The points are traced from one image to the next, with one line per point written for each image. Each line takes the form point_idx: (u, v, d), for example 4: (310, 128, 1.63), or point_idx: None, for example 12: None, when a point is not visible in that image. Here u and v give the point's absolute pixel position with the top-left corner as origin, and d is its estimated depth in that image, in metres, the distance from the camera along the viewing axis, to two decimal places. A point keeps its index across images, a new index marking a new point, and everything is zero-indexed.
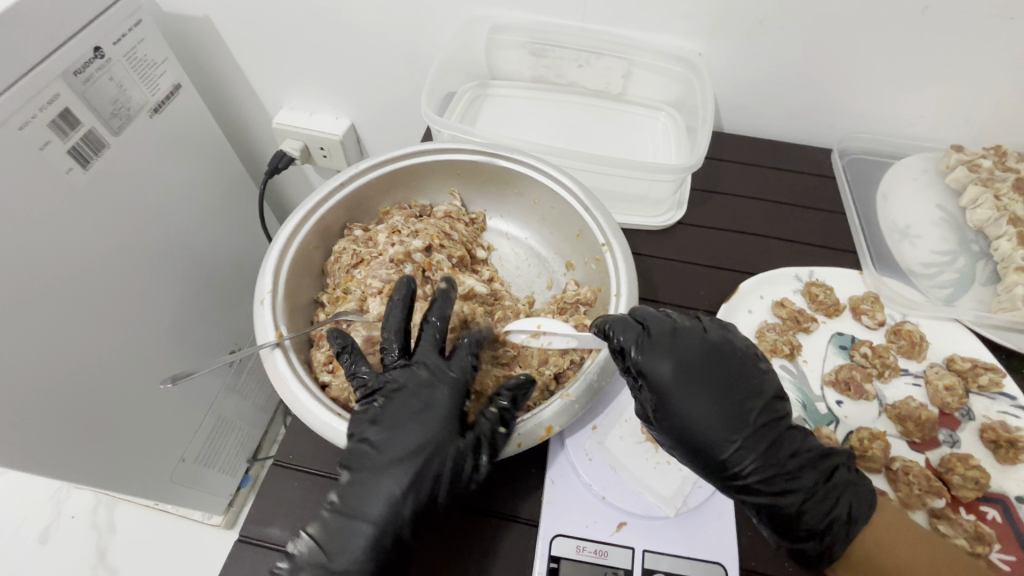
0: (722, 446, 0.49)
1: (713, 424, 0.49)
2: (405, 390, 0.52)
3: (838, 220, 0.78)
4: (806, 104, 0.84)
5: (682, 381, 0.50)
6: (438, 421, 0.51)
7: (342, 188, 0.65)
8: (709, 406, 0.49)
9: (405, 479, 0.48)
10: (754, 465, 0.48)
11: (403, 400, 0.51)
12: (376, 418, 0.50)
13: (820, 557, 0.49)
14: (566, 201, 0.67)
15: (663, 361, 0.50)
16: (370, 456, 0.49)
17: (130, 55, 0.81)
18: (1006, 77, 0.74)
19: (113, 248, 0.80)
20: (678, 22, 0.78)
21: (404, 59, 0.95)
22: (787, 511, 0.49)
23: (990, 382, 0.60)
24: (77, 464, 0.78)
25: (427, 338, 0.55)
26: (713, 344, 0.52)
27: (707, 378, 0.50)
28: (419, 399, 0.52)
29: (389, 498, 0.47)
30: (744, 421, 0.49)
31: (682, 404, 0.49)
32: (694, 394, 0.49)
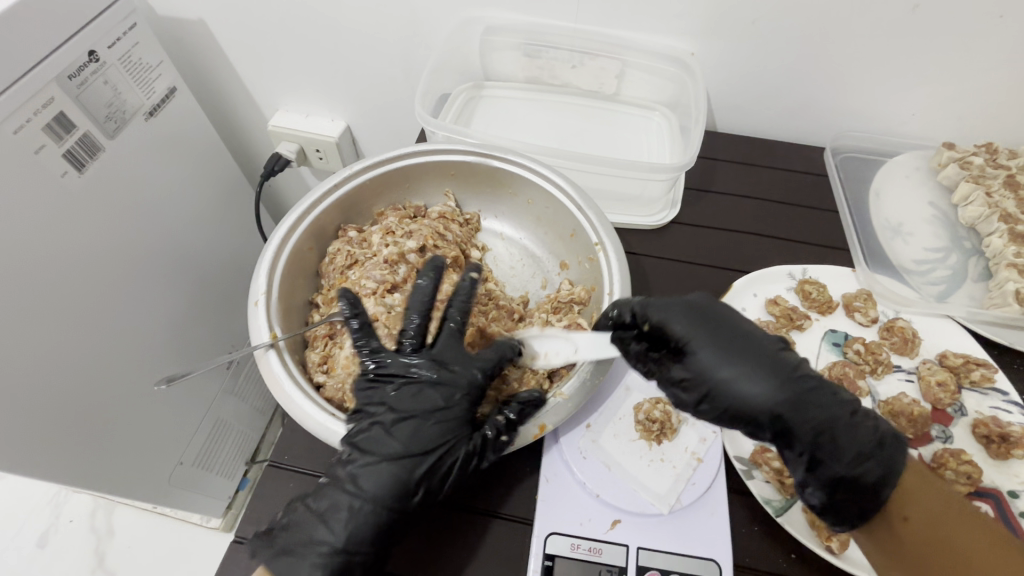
0: (751, 380, 0.46)
1: (741, 363, 0.46)
2: (420, 382, 0.52)
3: (831, 218, 0.78)
4: (798, 103, 0.84)
5: (697, 326, 0.48)
6: (452, 416, 0.51)
7: (336, 189, 0.66)
8: (732, 346, 0.47)
9: (413, 464, 0.49)
10: (790, 392, 0.45)
11: (416, 391, 0.52)
12: (390, 404, 0.51)
13: (881, 484, 0.45)
14: (559, 201, 0.67)
15: (673, 311, 0.50)
16: (381, 437, 0.49)
17: (125, 59, 0.81)
18: (996, 75, 0.74)
19: (109, 251, 0.80)
20: (671, 21, 0.79)
21: (399, 62, 0.95)
22: (835, 440, 0.46)
23: (982, 378, 0.61)
24: (74, 467, 0.78)
25: (446, 326, 0.55)
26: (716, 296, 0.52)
27: (719, 321, 0.49)
28: (433, 390, 0.52)
29: (394, 481, 0.48)
30: (768, 354, 0.47)
31: (702, 348, 0.48)
32: (713, 336, 0.47)
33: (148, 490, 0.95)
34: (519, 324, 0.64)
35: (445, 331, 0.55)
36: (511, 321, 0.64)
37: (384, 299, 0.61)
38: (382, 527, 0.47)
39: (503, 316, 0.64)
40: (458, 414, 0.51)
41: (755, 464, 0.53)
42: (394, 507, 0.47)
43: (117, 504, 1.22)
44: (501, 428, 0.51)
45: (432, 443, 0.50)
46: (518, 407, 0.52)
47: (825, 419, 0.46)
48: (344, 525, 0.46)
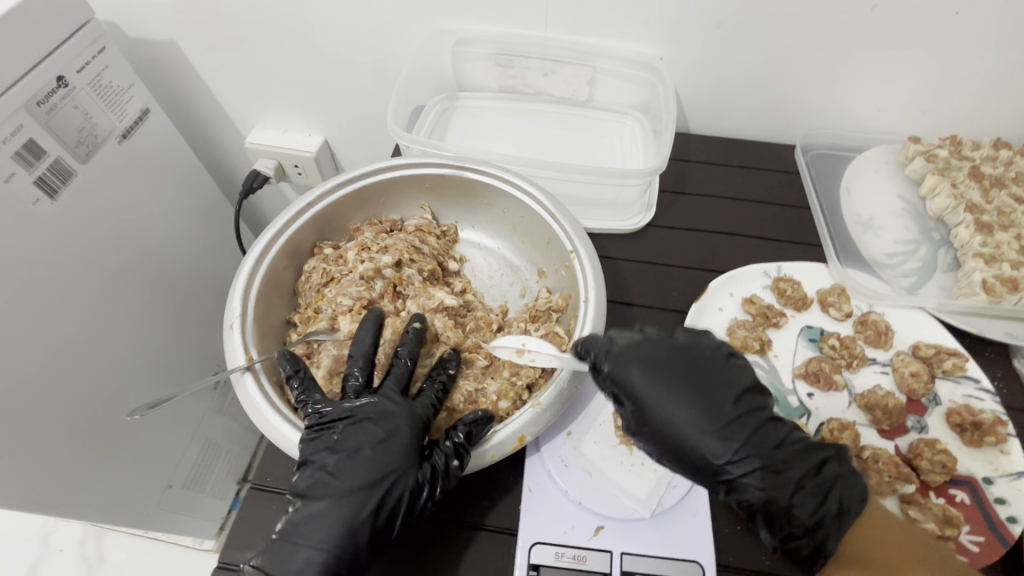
0: (697, 443, 0.48)
1: (688, 412, 0.49)
2: (369, 421, 0.51)
3: (804, 215, 0.79)
4: (767, 103, 0.86)
5: (653, 377, 0.50)
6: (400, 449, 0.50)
7: (311, 208, 0.66)
8: (681, 397, 0.49)
9: (360, 505, 0.48)
10: (731, 461, 0.48)
11: (360, 432, 0.51)
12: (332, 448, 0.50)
13: (813, 553, 0.47)
14: (534, 211, 0.68)
15: (631, 359, 0.51)
16: (329, 484, 0.49)
17: (95, 82, 0.81)
18: (955, 70, 0.76)
19: (88, 277, 0.80)
20: (639, 27, 0.80)
21: (373, 75, 0.95)
22: (777, 508, 0.48)
23: (954, 367, 0.62)
24: (63, 496, 0.77)
25: (396, 371, 0.55)
26: (684, 346, 0.52)
27: (674, 371, 0.50)
28: (378, 426, 0.51)
29: (342, 522, 0.47)
30: (717, 406, 0.49)
31: (655, 408, 0.49)
32: (670, 394, 0.49)
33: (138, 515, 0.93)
34: (498, 334, 0.64)
35: (393, 373, 0.54)
36: (490, 331, 0.64)
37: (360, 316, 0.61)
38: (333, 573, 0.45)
39: (481, 327, 0.64)
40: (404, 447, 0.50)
41: None
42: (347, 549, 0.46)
43: (107, 531, 1.20)
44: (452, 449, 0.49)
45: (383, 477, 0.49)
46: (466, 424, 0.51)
47: (766, 491, 0.48)
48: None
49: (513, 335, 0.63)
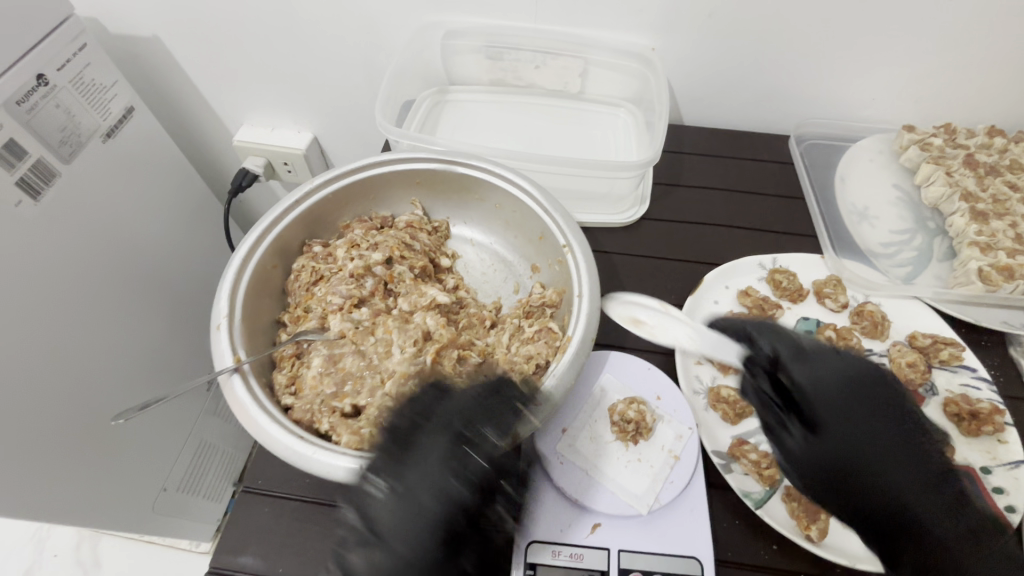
0: (874, 462, 0.48)
1: (872, 432, 0.49)
2: (400, 495, 0.45)
3: (799, 206, 0.79)
4: (761, 93, 0.85)
5: (844, 395, 0.51)
6: (437, 513, 0.45)
7: (299, 205, 0.65)
8: (863, 416, 0.50)
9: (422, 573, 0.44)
10: (903, 492, 0.47)
11: (401, 505, 0.45)
12: (376, 522, 0.45)
13: None
14: (526, 205, 0.67)
15: (822, 372, 0.52)
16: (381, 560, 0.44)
17: (77, 80, 0.79)
18: (949, 57, 0.76)
19: (75, 279, 0.78)
20: (631, 18, 0.78)
21: (362, 69, 0.94)
22: (950, 559, 0.45)
23: (951, 356, 0.61)
24: (54, 501, 0.76)
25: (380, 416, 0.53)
26: (878, 376, 0.52)
27: (865, 393, 0.51)
28: (416, 492, 0.46)
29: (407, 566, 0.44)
30: (897, 430, 0.49)
31: (831, 418, 0.50)
32: (852, 412, 0.50)
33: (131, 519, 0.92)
34: (491, 331, 0.63)
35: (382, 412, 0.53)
36: (483, 328, 0.63)
37: (350, 315, 0.60)
38: None
39: (474, 324, 0.63)
40: (437, 508, 0.46)
41: (733, 458, 0.54)
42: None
43: (102, 535, 1.18)
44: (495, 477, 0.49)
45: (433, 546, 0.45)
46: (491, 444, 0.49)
47: (942, 537, 0.45)
48: None
49: (506, 332, 0.62)
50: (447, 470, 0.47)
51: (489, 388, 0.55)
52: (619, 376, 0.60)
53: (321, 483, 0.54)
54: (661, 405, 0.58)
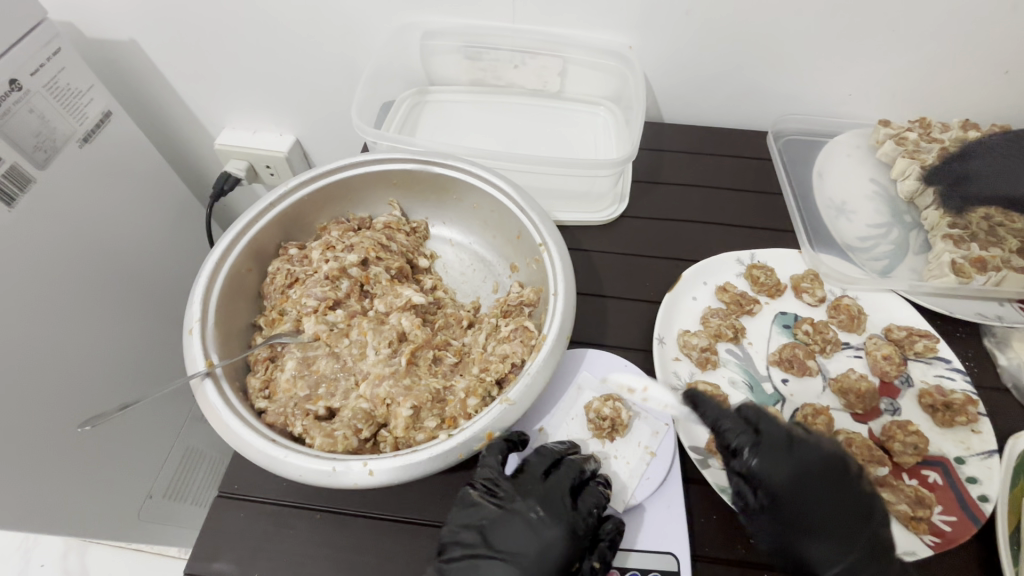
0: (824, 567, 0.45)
1: (829, 534, 0.45)
2: (519, 515, 0.48)
3: (776, 201, 0.79)
4: (738, 90, 0.85)
5: (801, 492, 0.46)
6: (559, 537, 0.47)
7: (274, 207, 0.64)
8: (821, 519, 0.46)
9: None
10: None
11: (515, 522, 0.48)
12: (486, 535, 0.48)
13: None
14: (503, 204, 0.67)
15: (778, 467, 0.47)
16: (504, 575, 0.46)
17: (52, 85, 0.78)
18: (922, 53, 0.76)
19: (53, 285, 0.77)
20: (607, 17, 0.79)
21: (341, 71, 0.93)
22: None
23: (925, 348, 0.62)
24: (52, 514, 0.75)
25: (350, 417, 0.53)
26: (846, 466, 0.47)
27: (828, 488, 0.46)
28: (528, 513, 0.48)
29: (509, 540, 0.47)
30: (853, 530, 0.45)
31: (782, 522, 0.46)
32: (805, 516, 0.46)
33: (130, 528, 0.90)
34: (468, 331, 0.63)
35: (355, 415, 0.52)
36: (461, 328, 0.63)
37: (325, 317, 0.59)
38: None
39: (451, 324, 0.63)
40: (562, 532, 0.47)
41: (711, 453, 0.54)
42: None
43: None
44: (602, 502, 0.50)
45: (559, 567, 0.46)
46: (578, 473, 0.51)
47: None
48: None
49: (483, 332, 0.62)
50: (549, 493, 0.50)
51: (465, 388, 0.54)
52: (596, 374, 0.60)
53: (297, 486, 0.54)
54: (639, 401, 0.58)
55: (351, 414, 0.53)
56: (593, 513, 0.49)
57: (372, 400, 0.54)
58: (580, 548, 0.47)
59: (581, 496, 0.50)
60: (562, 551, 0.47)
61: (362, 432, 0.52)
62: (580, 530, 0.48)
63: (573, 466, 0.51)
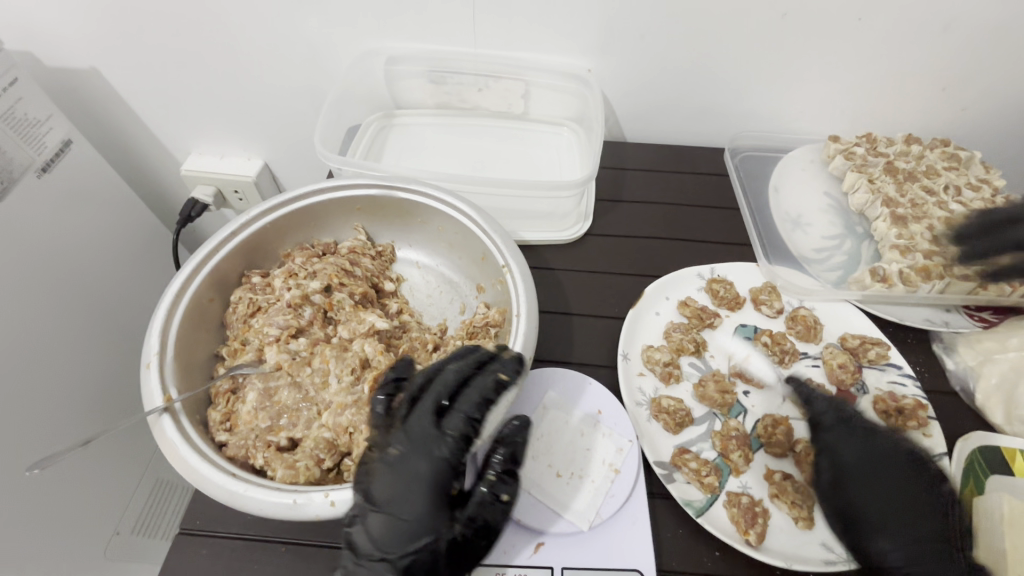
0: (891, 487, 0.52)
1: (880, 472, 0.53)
2: (384, 460, 0.47)
3: (735, 216, 0.82)
4: (696, 109, 0.88)
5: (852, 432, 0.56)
6: (424, 468, 0.47)
7: (234, 236, 0.64)
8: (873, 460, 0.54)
9: (440, 523, 0.46)
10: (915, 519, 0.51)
11: (387, 468, 0.47)
12: (368, 491, 0.46)
13: None
14: (466, 226, 0.67)
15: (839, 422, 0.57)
16: (390, 522, 0.45)
17: (8, 116, 0.77)
18: (865, 71, 0.80)
19: (12, 320, 0.76)
20: (564, 42, 0.81)
21: (307, 97, 0.94)
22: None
23: (878, 356, 0.64)
24: (18, 555, 0.72)
25: (312, 447, 0.52)
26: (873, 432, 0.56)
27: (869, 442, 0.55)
28: (394, 453, 0.48)
29: (386, 488, 0.46)
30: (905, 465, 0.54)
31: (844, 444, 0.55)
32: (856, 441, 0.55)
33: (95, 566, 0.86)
34: (434, 354, 0.63)
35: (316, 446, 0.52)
36: (427, 351, 0.63)
37: (287, 345, 0.59)
38: (414, 518, 0.46)
39: (417, 348, 0.63)
40: (427, 461, 0.47)
41: (676, 468, 0.56)
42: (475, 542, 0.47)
43: None
44: (471, 420, 0.49)
45: (438, 490, 0.47)
46: (444, 393, 0.51)
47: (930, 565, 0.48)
48: (382, 541, 0.45)
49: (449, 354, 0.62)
50: (413, 430, 0.49)
51: None
52: (561, 392, 0.60)
53: (261, 519, 0.53)
54: (603, 419, 0.58)
55: (313, 443, 0.52)
56: (461, 427, 0.49)
57: (337, 429, 0.54)
58: (452, 469, 0.48)
59: (448, 418, 0.50)
60: (430, 482, 0.47)
61: (324, 462, 0.52)
62: (443, 452, 0.48)
63: (440, 390, 0.51)
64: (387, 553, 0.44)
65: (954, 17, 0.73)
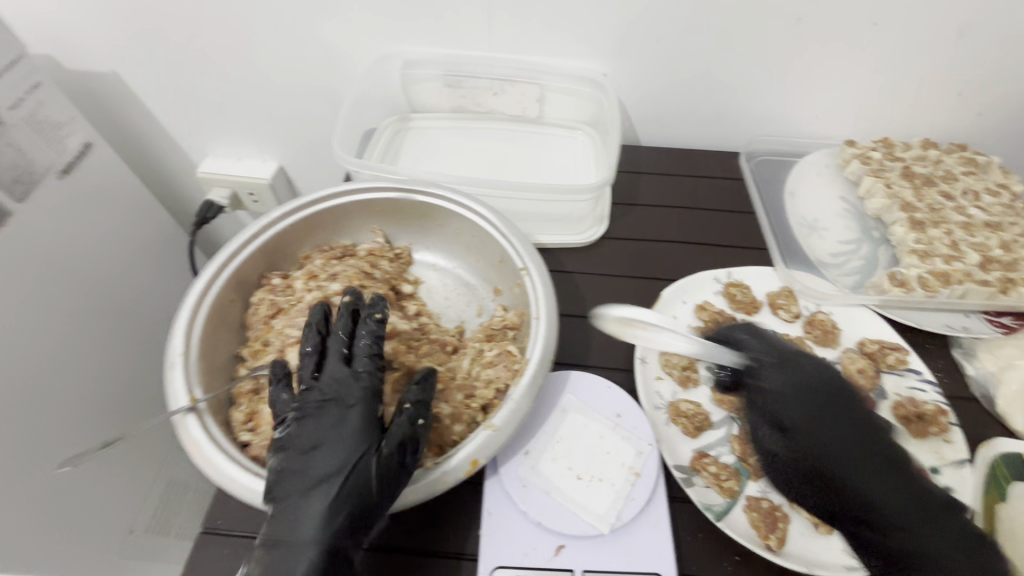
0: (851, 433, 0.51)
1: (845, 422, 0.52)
2: (298, 422, 0.49)
3: (751, 220, 0.82)
4: (711, 113, 0.88)
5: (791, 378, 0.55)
6: (338, 417, 0.49)
7: (255, 238, 0.65)
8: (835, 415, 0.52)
9: (352, 483, 0.45)
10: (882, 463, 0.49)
11: (305, 425, 0.48)
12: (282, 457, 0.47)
13: None
14: (484, 229, 0.68)
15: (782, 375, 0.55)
16: (306, 477, 0.46)
17: (31, 119, 0.78)
18: (882, 75, 0.80)
19: (34, 319, 0.77)
20: (580, 45, 0.81)
21: (323, 100, 0.95)
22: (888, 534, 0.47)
23: (897, 361, 0.64)
24: (37, 552, 0.73)
25: None
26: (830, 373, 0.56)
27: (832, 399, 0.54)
28: (307, 410, 0.49)
29: (304, 449, 0.47)
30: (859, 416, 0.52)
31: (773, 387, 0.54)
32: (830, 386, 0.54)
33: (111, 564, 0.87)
34: (453, 356, 0.63)
35: None
36: (446, 353, 0.63)
37: None
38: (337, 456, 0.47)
39: (436, 350, 0.63)
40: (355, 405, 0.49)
41: (694, 471, 0.56)
42: (378, 497, 0.45)
43: None
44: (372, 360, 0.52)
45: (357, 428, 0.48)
46: (342, 344, 0.54)
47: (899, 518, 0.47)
48: (303, 501, 0.45)
49: (468, 356, 0.62)
50: (323, 386, 0.51)
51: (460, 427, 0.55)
52: (580, 395, 0.60)
53: None
54: (622, 422, 0.58)
55: None
56: (367, 367, 0.52)
57: None
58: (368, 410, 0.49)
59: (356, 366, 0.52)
60: (349, 423, 0.48)
61: None
62: (353, 397, 0.50)
63: (337, 343, 0.54)
64: (310, 510, 0.44)
65: (972, 22, 0.72)
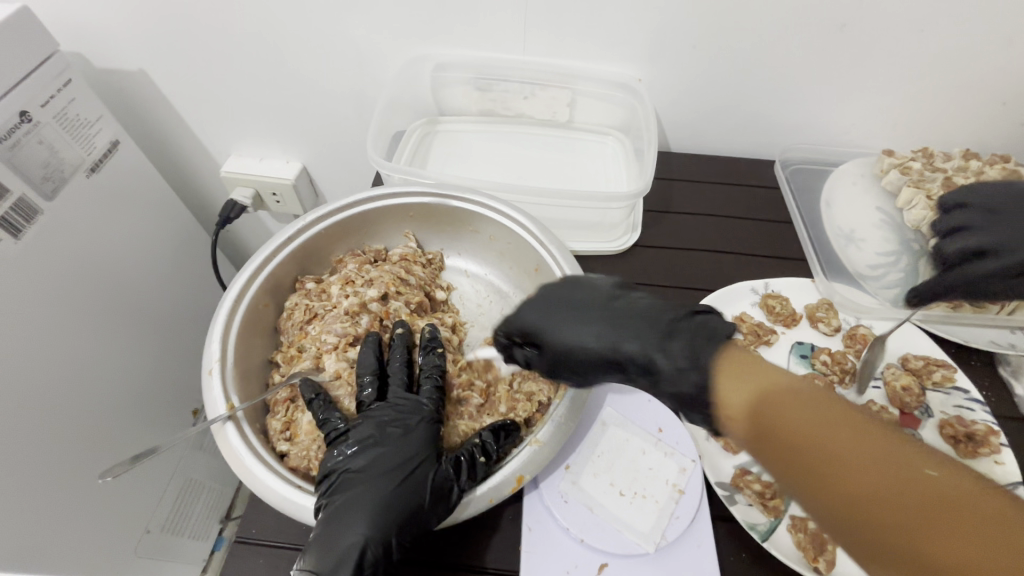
0: (599, 336, 0.48)
1: (592, 330, 0.49)
2: (356, 438, 0.50)
3: (787, 230, 0.80)
4: (747, 120, 0.87)
5: (547, 304, 0.52)
6: (398, 435, 0.50)
7: (290, 243, 0.64)
8: (581, 318, 0.50)
9: (402, 498, 0.46)
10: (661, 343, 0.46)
11: (361, 442, 0.50)
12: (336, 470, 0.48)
13: None
14: (520, 236, 0.67)
15: (533, 309, 0.52)
16: (359, 491, 0.46)
17: (61, 116, 0.77)
18: (924, 84, 0.78)
19: (60, 317, 0.76)
20: (616, 50, 0.80)
21: (352, 102, 0.94)
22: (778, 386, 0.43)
23: (943, 378, 0.62)
24: (57, 553, 0.72)
25: None
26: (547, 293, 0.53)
27: (570, 304, 0.52)
28: (366, 428, 0.51)
29: (360, 464, 0.48)
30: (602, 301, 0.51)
31: (556, 338, 0.50)
32: (557, 308, 0.51)
33: (128, 566, 0.86)
34: None
35: None
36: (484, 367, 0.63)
37: (345, 354, 0.58)
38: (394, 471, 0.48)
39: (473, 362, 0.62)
40: (417, 425, 0.52)
41: (736, 489, 0.54)
42: (427, 512, 0.46)
43: None
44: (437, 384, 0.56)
45: (419, 446, 0.50)
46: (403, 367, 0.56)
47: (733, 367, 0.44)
48: (349, 513, 0.45)
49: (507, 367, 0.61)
50: (384, 407, 0.53)
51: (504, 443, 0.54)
52: (619, 409, 0.60)
53: None
54: (664, 437, 0.57)
55: None
56: (432, 389, 0.55)
57: None
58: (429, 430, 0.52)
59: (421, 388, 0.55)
60: (409, 439, 0.50)
61: None
62: (413, 419, 0.52)
63: (397, 366, 0.56)
64: (357, 525, 0.44)
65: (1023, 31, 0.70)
